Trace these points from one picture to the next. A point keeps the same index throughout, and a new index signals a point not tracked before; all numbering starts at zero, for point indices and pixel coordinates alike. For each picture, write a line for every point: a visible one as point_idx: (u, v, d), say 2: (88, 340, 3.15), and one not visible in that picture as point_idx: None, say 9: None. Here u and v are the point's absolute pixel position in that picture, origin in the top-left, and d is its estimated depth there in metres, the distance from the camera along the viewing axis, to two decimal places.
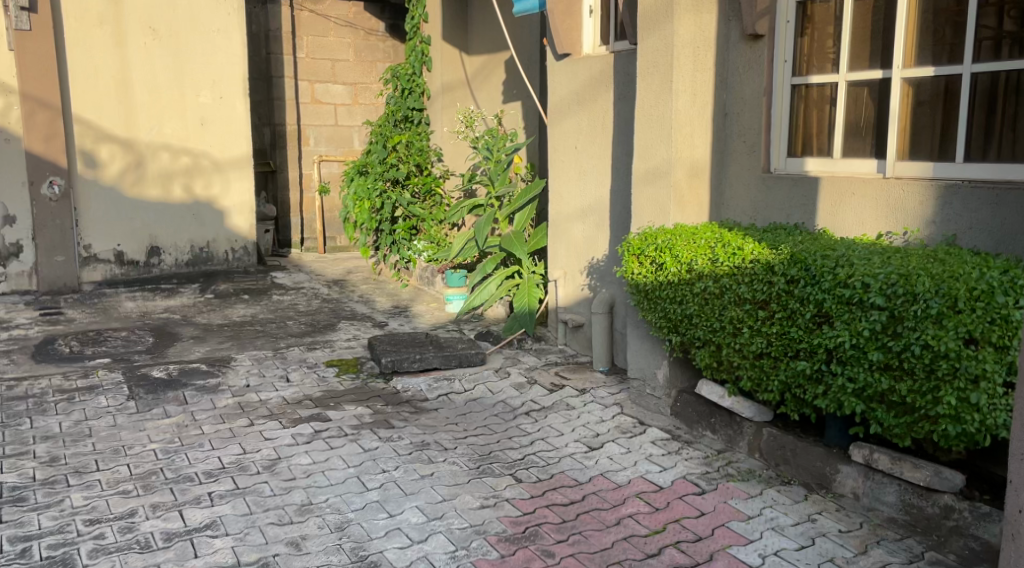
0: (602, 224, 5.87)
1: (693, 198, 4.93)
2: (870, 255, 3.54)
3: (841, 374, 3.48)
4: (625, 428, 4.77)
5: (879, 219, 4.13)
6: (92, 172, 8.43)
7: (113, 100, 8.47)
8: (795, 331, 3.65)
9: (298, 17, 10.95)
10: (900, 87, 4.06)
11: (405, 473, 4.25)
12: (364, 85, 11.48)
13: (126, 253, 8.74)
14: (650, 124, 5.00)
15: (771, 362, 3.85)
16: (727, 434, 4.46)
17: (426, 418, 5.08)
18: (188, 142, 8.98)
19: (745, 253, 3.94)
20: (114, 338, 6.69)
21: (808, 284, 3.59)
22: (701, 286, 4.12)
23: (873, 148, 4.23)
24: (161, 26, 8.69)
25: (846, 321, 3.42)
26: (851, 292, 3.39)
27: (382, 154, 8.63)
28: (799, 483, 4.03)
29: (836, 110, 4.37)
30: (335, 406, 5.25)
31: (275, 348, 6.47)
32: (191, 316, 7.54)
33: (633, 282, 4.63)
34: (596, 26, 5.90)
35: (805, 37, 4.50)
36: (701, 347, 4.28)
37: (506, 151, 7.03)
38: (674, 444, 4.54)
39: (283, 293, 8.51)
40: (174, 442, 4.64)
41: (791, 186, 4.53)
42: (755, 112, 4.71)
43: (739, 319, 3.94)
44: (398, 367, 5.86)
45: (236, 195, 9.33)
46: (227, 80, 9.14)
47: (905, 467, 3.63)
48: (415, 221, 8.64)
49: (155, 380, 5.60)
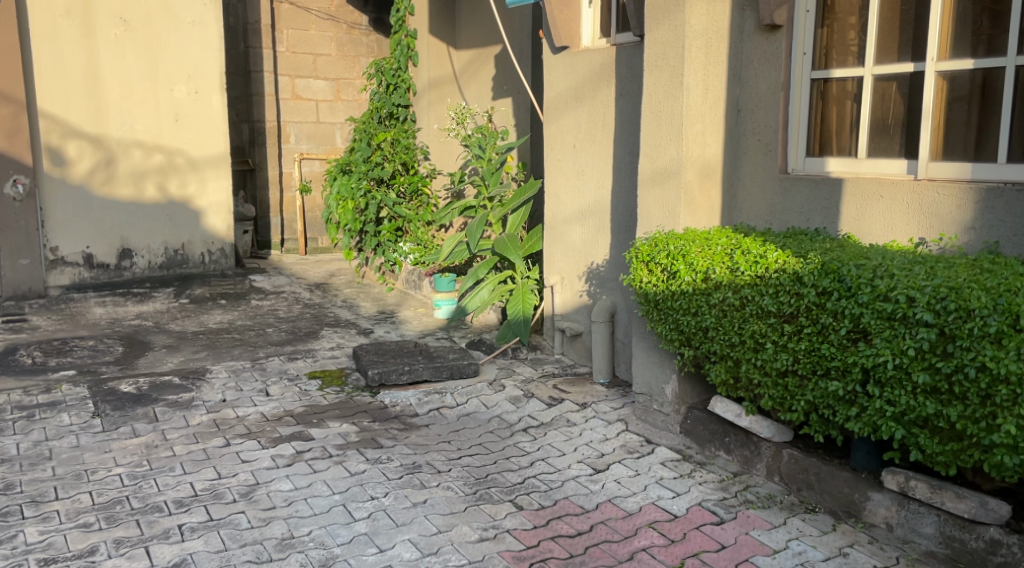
0: (602, 227, 5.55)
1: (704, 202, 4.58)
2: (910, 264, 3.24)
3: (879, 397, 3.16)
4: (632, 447, 4.45)
5: (910, 223, 3.83)
6: (59, 170, 8.00)
7: (81, 95, 8.04)
8: (827, 347, 3.33)
9: (277, 9, 10.55)
10: (934, 83, 3.75)
11: (395, 500, 3.89)
12: (346, 81, 11.12)
13: (95, 256, 8.32)
14: (659, 123, 4.60)
15: (797, 380, 3.53)
16: (743, 455, 4.12)
17: (417, 435, 4.73)
18: (162, 139, 8.57)
19: (769, 261, 3.61)
20: (80, 348, 6.27)
21: (842, 297, 3.27)
22: (718, 297, 3.79)
23: (902, 147, 3.92)
24: (133, 17, 8.26)
25: (887, 339, 3.10)
26: (893, 306, 3.08)
27: (366, 152, 8.33)
28: (824, 510, 3.70)
29: (861, 106, 4.07)
30: (318, 423, 4.88)
31: (253, 358, 6.09)
32: (164, 323, 7.13)
33: (642, 291, 4.28)
34: (596, 17, 5.53)
35: (825, 28, 4.18)
36: (716, 362, 3.95)
37: (499, 150, 6.70)
38: (685, 466, 4.21)
39: (261, 298, 8.12)
40: (143, 465, 4.26)
41: (812, 188, 4.22)
42: (772, 109, 4.38)
43: (763, 333, 3.61)
44: (386, 379, 5.50)
45: (213, 194, 8.92)
46: (203, 74, 8.72)
47: (946, 497, 3.29)
48: (401, 222, 8.33)
49: (123, 395, 5.20)
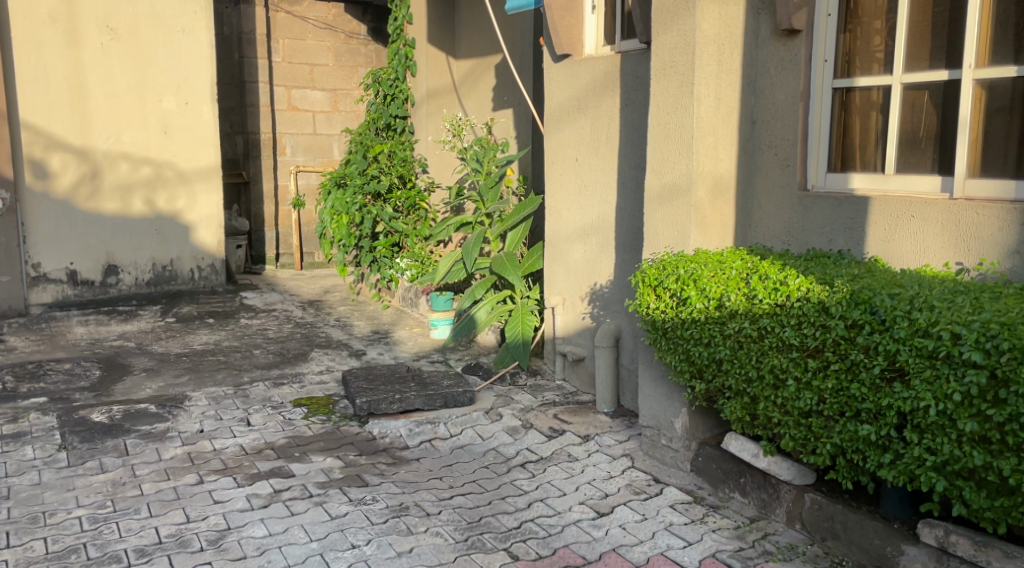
0: (606, 245, 5.21)
1: (717, 220, 4.23)
2: (951, 295, 2.90)
3: (918, 443, 2.81)
4: (638, 487, 4.08)
5: (945, 245, 3.49)
6: (42, 183, 7.69)
7: (64, 105, 7.73)
8: (857, 387, 2.98)
9: (273, 18, 10.26)
10: (972, 91, 3.42)
11: (378, 549, 3.54)
12: (343, 91, 10.81)
13: (79, 273, 8.00)
14: (667, 136, 4.27)
15: (822, 421, 3.18)
16: (760, 498, 3.75)
17: (406, 472, 4.38)
18: (151, 151, 8.27)
19: (790, 288, 3.26)
20: (55, 372, 5.93)
21: (875, 332, 2.93)
22: (734, 328, 3.44)
23: (936, 163, 3.58)
24: (120, 25, 7.97)
25: (927, 381, 2.76)
26: (935, 344, 2.73)
27: (362, 165, 8.00)
28: (852, 564, 3.32)
29: (889, 117, 3.73)
30: (301, 457, 4.53)
31: (237, 383, 5.75)
32: (147, 343, 6.80)
33: (649, 318, 3.93)
34: (599, 23, 5.21)
35: (848, 33, 3.84)
36: (731, 398, 3.60)
37: (497, 164, 6.40)
38: (697, 509, 3.84)
39: (251, 316, 7.78)
40: (106, 507, 3.92)
41: (834, 206, 3.87)
42: (790, 121, 4.04)
43: (783, 368, 3.26)
44: (375, 409, 5.12)
45: (203, 208, 8.62)
46: (193, 84, 8.44)
47: (992, 556, 2.89)
48: (398, 237, 7.97)
49: (94, 426, 4.86)
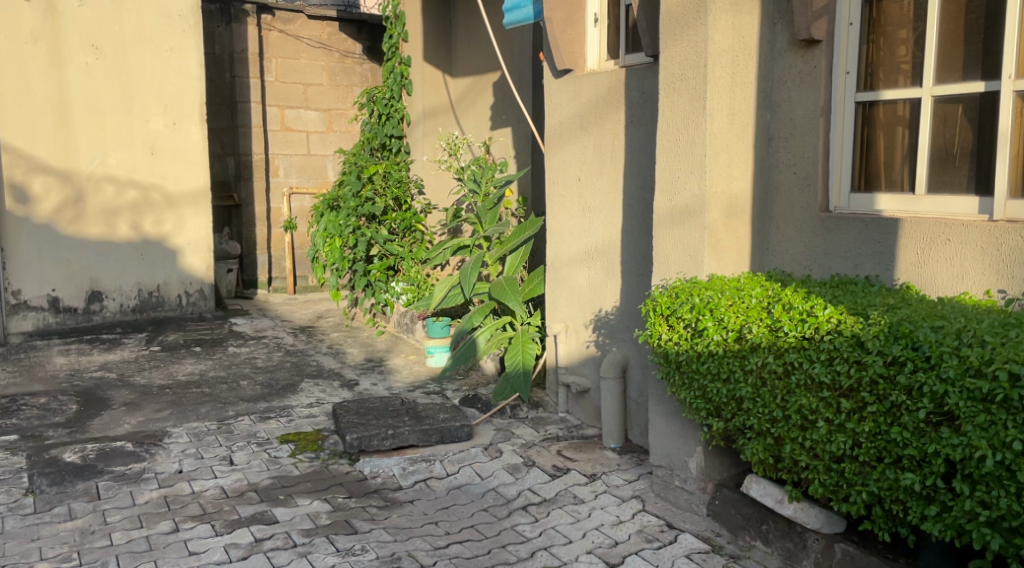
0: (611, 270, 4.92)
1: (731, 245, 3.94)
2: (1002, 328, 2.62)
3: (969, 496, 2.51)
4: (651, 534, 3.76)
5: (987, 270, 3.20)
6: (23, 208, 7.41)
7: (47, 126, 7.46)
8: (898, 431, 2.69)
9: (265, 37, 10.04)
10: (1012, 103, 3.13)
11: None
12: (338, 111, 10.59)
13: (61, 299, 7.69)
14: (677, 155, 3.99)
15: (856, 467, 2.87)
16: (785, 548, 3.44)
17: (399, 516, 4.05)
18: (137, 173, 7.99)
19: (819, 320, 2.97)
20: (28, 407, 5.60)
21: (919, 370, 2.64)
22: (756, 362, 3.15)
23: (972, 182, 3.29)
24: (104, 44, 7.72)
25: (981, 426, 2.47)
26: (989, 386, 2.45)
27: (356, 186, 7.60)
28: None
29: (918, 132, 3.44)
30: (286, 500, 4.21)
31: (221, 418, 5.42)
32: (128, 375, 6.47)
33: (660, 350, 3.62)
34: (603, 37, 4.95)
35: (871, 43, 3.56)
36: (752, 438, 3.28)
37: (497, 184, 6.10)
38: (715, 560, 3.51)
39: (240, 344, 7.46)
40: (71, 560, 3.60)
41: (860, 228, 3.58)
42: (810, 137, 3.76)
43: (812, 408, 2.95)
44: (366, 445, 4.80)
45: (191, 232, 8.34)
46: (181, 104, 8.17)
47: None
48: (393, 261, 7.60)
49: (64, 467, 4.53)
